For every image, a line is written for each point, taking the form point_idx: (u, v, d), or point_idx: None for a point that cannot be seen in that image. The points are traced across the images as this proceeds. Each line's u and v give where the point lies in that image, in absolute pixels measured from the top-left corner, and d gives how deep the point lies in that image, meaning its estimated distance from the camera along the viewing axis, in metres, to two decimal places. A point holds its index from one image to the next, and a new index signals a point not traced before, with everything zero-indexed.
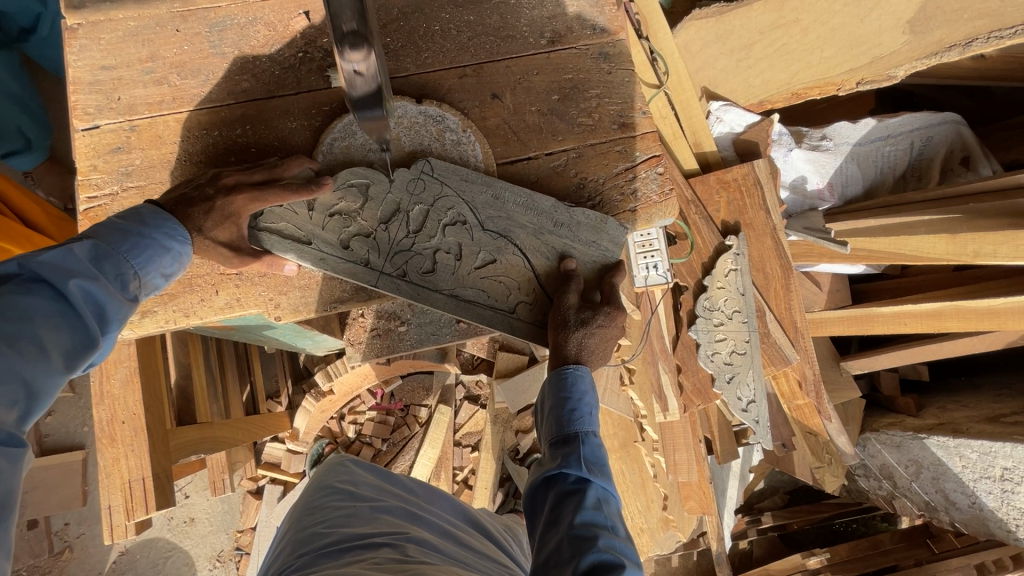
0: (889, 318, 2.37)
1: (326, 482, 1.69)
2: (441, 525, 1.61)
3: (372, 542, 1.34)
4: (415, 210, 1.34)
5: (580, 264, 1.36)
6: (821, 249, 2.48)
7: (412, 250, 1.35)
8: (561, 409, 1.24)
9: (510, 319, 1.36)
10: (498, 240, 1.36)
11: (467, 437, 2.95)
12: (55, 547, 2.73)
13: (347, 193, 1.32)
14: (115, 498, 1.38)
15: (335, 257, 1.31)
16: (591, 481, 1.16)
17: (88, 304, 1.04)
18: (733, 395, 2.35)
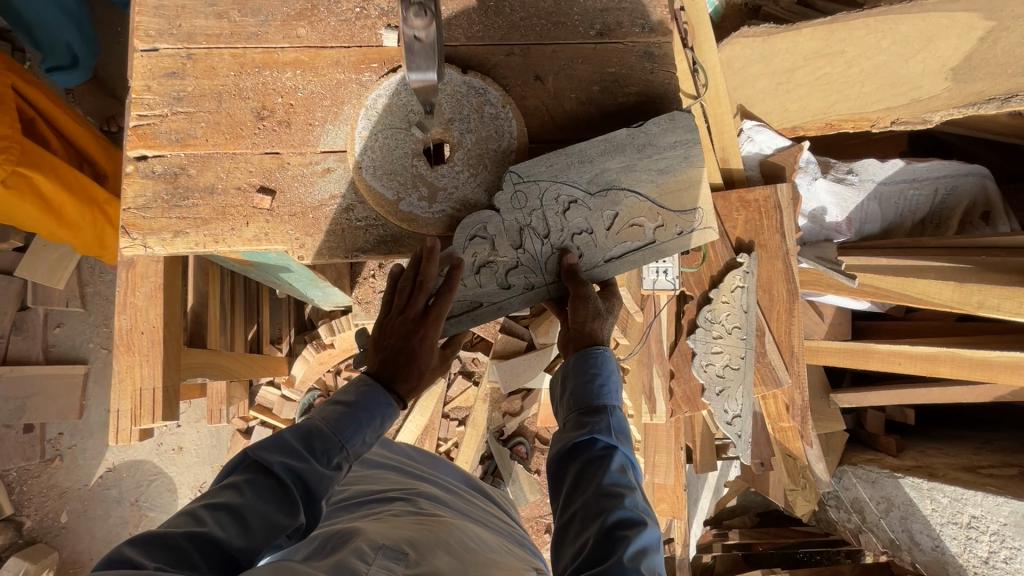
0: (885, 356, 2.41)
1: None
2: (449, 487, 1.71)
3: (385, 496, 1.43)
4: (535, 219, 1.36)
5: (675, 170, 1.36)
6: (829, 280, 2.53)
7: (556, 249, 1.37)
8: (588, 384, 1.27)
9: (658, 250, 1.39)
10: (608, 194, 1.36)
11: (455, 411, 3.04)
12: (47, 454, 2.81)
13: (476, 245, 1.33)
14: (123, 402, 1.35)
15: (502, 296, 1.37)
16: (618, 447, 1.22)
17: (298, 476, 1.08)
18: (720, 407, 2.38)
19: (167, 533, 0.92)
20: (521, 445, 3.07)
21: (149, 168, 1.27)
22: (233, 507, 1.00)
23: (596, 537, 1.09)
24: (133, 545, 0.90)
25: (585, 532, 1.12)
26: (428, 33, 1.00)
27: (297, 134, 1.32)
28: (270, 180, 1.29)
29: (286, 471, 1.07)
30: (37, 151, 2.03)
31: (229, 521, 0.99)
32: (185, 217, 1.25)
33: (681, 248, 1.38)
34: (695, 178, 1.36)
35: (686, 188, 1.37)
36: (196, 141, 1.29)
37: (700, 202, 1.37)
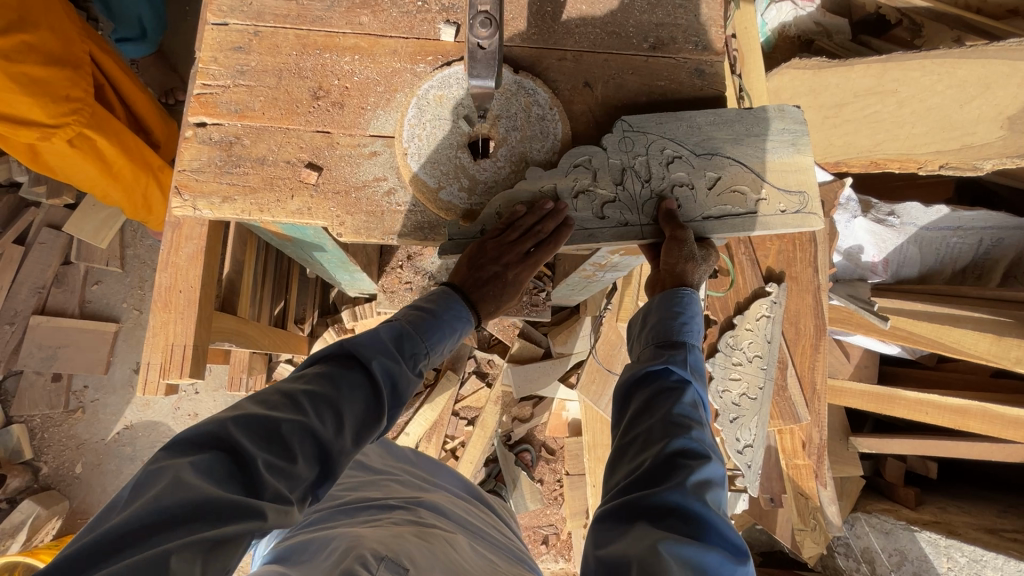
0: (912, 404, 2.31)
1: None
2: (449, 496, 1.77)
3: (384, 505, 1.49)
4: (638, 163, 1.40)
5: (783, 153, 1.41)
6: (860, 319, 2.47)
7: (654, 195, 1.41)
8: (669, 320, 1.32)
9: (758, 219, 1.40)
10: (713, 159, 1.41)
11: (466, 410, 3.03)
12: (70, 405, 2.90)
13: (576, 172, 1.37)
14: (155, 356, 1.38)
15: (597, 225, 1.39)
16: (691, 383, 1.23)
17: (386, 378, 1.20)
18: (732, 435, 2.32)
19: (272, 420, 1.02)
20: (526, 452, 3.05)
21: (207, 134, 1.31)
22: (328, 398, 1.10)
23: (659, 460, 1.10)
24: (241, 430, 0.99)
25: (648, 453, 1.13)
26: (492, 43, 1.08)
27: (349, 116, 1.37)
28: (318, 157, 1.33)
29: (374, 375, 1.18)
30: (107, 118, 2.11)
31: (325, 410, 1.09)
32: (234, 184, 1.30)
33: (782, 225, 1.40)
34: (803, 164, 1.40)
35: (793, 171, 1.41)
36: (253, 114, 1.34)
37: (806, 185, 1.39)
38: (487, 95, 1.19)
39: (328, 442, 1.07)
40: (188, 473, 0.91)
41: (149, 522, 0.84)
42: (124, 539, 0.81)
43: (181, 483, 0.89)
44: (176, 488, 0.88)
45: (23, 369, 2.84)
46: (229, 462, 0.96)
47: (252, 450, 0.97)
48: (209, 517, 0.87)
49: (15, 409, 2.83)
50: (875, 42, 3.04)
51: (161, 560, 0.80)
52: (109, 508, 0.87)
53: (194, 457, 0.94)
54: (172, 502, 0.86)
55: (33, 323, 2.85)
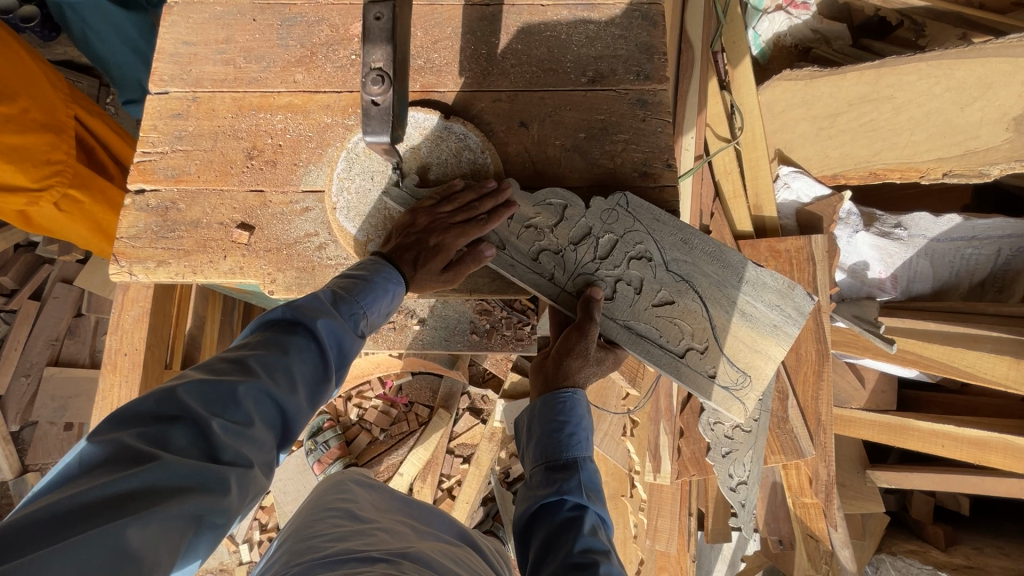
0: (925, 435, 2.16)
1: (323, 500, 1.65)
2: (442, 546, 1.54)
3: (368, 557, 1.28)
4: (604, 239, 1.39)
5: (758, 327, 1.37)
6: (866, 343, 2.31)
7: (595, 275, 1.40)
8: (557, 434, 1.24)
9: (678, 364, 1.37)
10: (679, 283, 1.39)
11: (461, 447, 2.97)
12: None
13: (546, 209, 1.38)
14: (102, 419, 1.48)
15: (524, 265, 1.40)
16: (588, 507, 1.15)
17: (333, 340, 1.15)
18: (725, 470, 2.15)
19: (217, 385, 0.95)
20: None
21: (145, 202, 1.36)
22: (276, 362, 1.05)
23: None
24: (187, 395, 0.92)
25: None
26: (386, 100, 1.04)
27: (281, 173, 1.38)
28: (251, 217, 1.35)
29: (316, 338, 1.13)
30: (88, 174, 2.21)
31: (276, 373, 1.03)
32: (169, 248, 1.33)
33: (708, 388, 1.35)
34: (763, 348, 1.36)
35: (751, 350, 1.36)
36: (189, 177, 1.37)
37: (753, 369, 1.36)
38: (388, 150, 1.13)
39: (280, 409, 1.03)
40: (139, 445, 0.84)
41: (108, 492, 0.78)
42: (86, 509, 0.76)
43: (131, 456, 0.83)
44: (132, 462, 0.82)
45: (37, 419, 2.97)
46: (183, 430, 0.90)
47: (200, 416, 0.91)
48: (173, 484, 0.83)
49: (29, 457, 2.94)
50: (877, 44, 2.74)
51: (131, 529, 0.76)
52: (55, 481, 0.80)
53: (143, 428, 0.88)
54: (129, 476, 0.80)
55: (47, 374, 3.00)
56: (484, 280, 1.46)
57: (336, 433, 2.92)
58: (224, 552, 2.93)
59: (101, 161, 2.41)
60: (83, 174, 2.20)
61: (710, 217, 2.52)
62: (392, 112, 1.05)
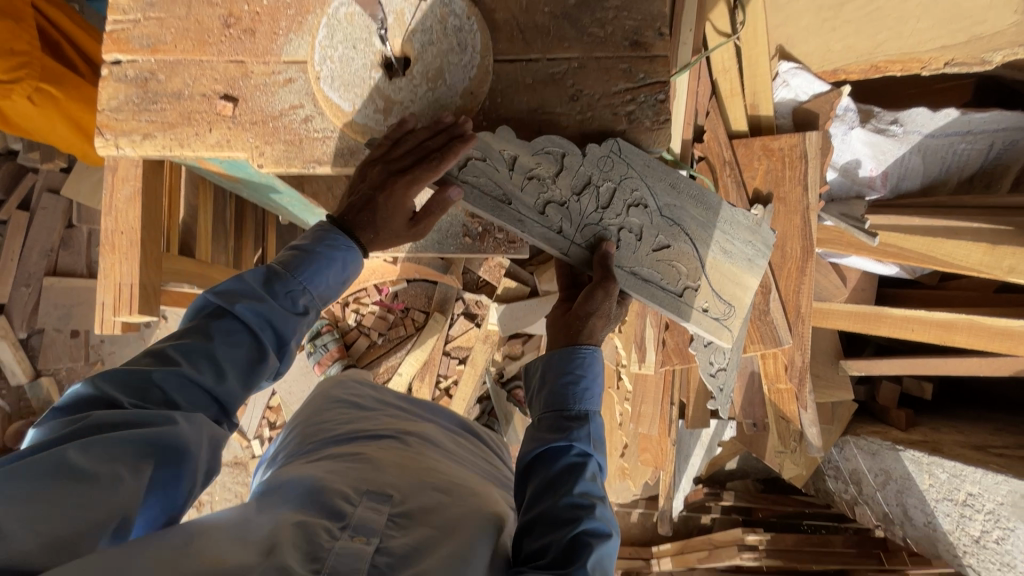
0: (897, 322, 2.27)
1: (329, 390, 1.73)
2: (445, 432, 1.66)
3: (376, 436, 1.42)
4: (604, 187, 1.37)
5: (737, 262, 1.50)
6: (850, 240, 2.36)
7: (600, 225, 1.40)
8: (571, 382, 1.24)
9: (678, 303, 1.46)
10: (672, 227, 1.44)
11: (457, 350, 3.08)
12: (91, 357, 3.12)
13: (545, 159, 1.33)
14: (108, 295, 1.52)
15: (532, 220, 1.37)
16: (592, 456, 1.18)
17: (267, 316, 1.17)
18: (706, 358, 2.25)
19: (132, 373, 1.02)
20: (518, 389, 3.12)
21: (123, 72, 1.33)
22: (205, 348, 1.10)
23: (561, 542, 1.05)
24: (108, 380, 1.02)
25: (554, 533, 1.07)
26: None
27: (261, 42, 1.33)
28: (233, 88, 1.33)
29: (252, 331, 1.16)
30: (55, 66, 2.12)
31: (205, 359, 1.10)
32: (154, 121, 1.32)
33: (701, 322, 1.47)
34: (740, 281, 1.51)
35: (732, 283, 1.50)
36: (166, 47, 1.33)
37: (736, 300, 1.50)
38: None
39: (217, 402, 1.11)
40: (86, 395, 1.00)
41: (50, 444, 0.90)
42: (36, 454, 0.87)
43: (63, 418, 0.96)
44: (65, 424, 0.94)
45: (44, 327, 3.06)
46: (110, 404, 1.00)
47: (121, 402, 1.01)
48: (106, 423, 0.95)
49: (41, 362, 3.05)
50: None
51: (71, 449, 0.87)
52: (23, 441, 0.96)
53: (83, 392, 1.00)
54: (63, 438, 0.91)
55: (47, 284, 3.04)
56: None
57: (335, 337, 3.00)
58: (237, 447, 3.15)
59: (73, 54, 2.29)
60: (50, 66, 2.12)
61: (706, 116, 2.45)
62: None
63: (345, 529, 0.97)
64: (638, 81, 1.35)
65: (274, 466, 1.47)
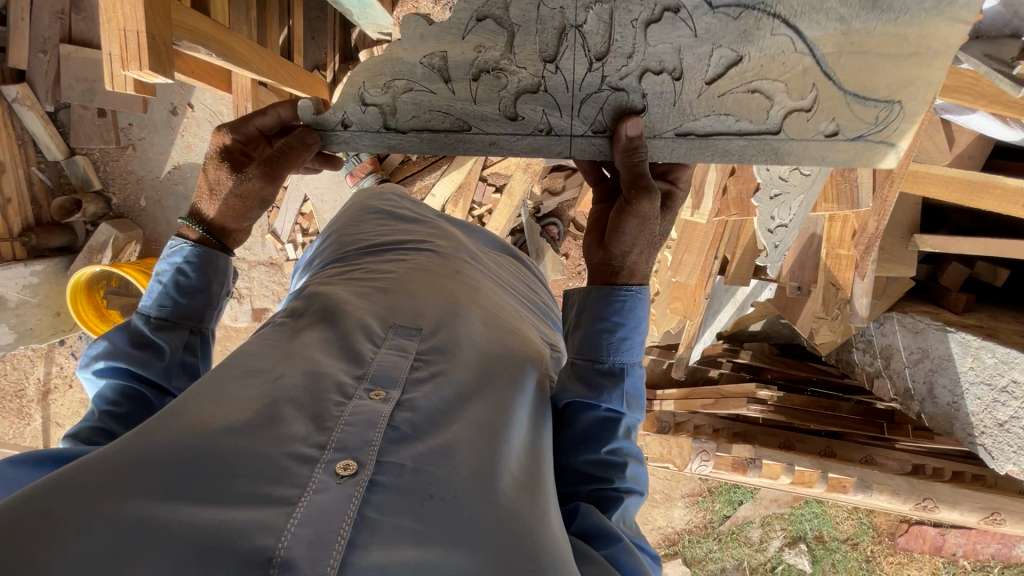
0: (1005, 194, 2.00)
1: (365, 199, 1.61)
2: (486, 252, 1.56)
3: (412, 250, 1.33)
4: (587, 21, 1.10)
5: (896, 22, 1.03)
6: (985, 89, 1.93)
7: (602, 87, 1.15)
8: (605, 334, 1.08)
9: (775, 141, 1.17)
10: (738, 21, 1.07)
11: (495, 177, 2.94)
12: (121, 141, 3.04)
13: (485, 31, 1.11)
14: (113, 45, 1.31)
15: (513, 133, 1.21)
16: (627, 411, 1.07)
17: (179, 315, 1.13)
18: (768, 213, 2.03)
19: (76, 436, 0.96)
20: (552, 226, 3.01)
21: None
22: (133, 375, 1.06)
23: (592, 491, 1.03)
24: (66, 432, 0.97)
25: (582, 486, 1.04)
26: None
27: None
28: None
29: (131, 387, 1.07)
30: None
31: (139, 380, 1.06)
32: None
33: (836, 151, 1.16)
34: (908, 52, 1.05)
35: (882, 70, 1.07)
36: None
37: (896, 94, 1.09)
38: None
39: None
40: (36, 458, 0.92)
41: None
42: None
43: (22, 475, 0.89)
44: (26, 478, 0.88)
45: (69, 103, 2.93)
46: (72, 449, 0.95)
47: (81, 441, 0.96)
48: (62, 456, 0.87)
49: (74, 141, 3.01)
50: None
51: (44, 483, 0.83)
52: None
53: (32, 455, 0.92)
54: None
55: (64, 54, 2.79)
56: None
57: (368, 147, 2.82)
58: (272, 249, 3.22)
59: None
60: None
61: None
62: None
63: (361, 380, 0.86)
64: None
65: (312, 272, 1.42)
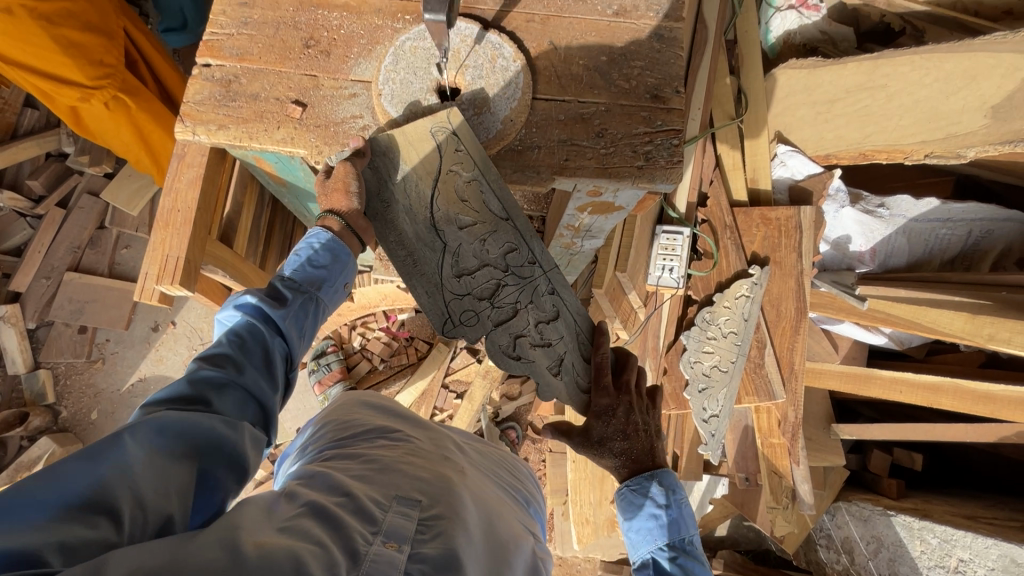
0: (886, 382, 2.38)
1: (356, 397, 1.74)
2: (468, 445, 1.72)
3: (398, 437, 1.44)
4: (457, 263, 1.58)
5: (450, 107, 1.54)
6: (842, 304, 2.51)
7: (500, 256, 1.61)
8: (635, 499, 1.56)
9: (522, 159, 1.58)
10: (455, 181, 1.53)
11: (455, 383, 3.13)
12: (92, 355, 3.14)
13: (464, 311, 1.59)
14: (152, 266, 1.63)
15: (553, 320, 1.65)
16: (677, 556, 1.49)
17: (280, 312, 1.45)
18: (699, 404, 2.44)
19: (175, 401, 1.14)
20: (512, 429, 3.16)
21: (211, 74, 1.52)
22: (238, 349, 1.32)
23: None
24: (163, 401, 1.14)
25: None
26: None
27: (334, 63, 1.54)
28: (304, 96, 1.52)
29: (246, 340, 1.35)
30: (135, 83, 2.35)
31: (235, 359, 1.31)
32: (230, 115, 1.49)
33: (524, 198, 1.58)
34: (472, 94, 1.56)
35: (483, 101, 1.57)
36: (251, 58, 1.53)
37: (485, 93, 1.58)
38: (443, 30, 1.30)
39: (245, 390, 1.29)
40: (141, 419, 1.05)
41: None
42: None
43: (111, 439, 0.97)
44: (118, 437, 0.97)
45: (53, 319, 3.11)
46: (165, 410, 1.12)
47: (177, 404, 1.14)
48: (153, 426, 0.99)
49: (43, 355, 3.09)
50: (878, 46, 2.93)
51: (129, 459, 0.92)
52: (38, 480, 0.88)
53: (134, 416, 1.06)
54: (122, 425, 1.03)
55: (66, 278, 3.12)
56: (506, 170, 1.55)
57: (338, 358, 3.04)
58: None
59: (164, 84, 2.63)
60: (130, 83, 2.34)
61: (709, 184, 2.69)
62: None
63: (376, 535, 0.95)
64: (656, 127, 1.56)
65: (303, 460, 1.49)
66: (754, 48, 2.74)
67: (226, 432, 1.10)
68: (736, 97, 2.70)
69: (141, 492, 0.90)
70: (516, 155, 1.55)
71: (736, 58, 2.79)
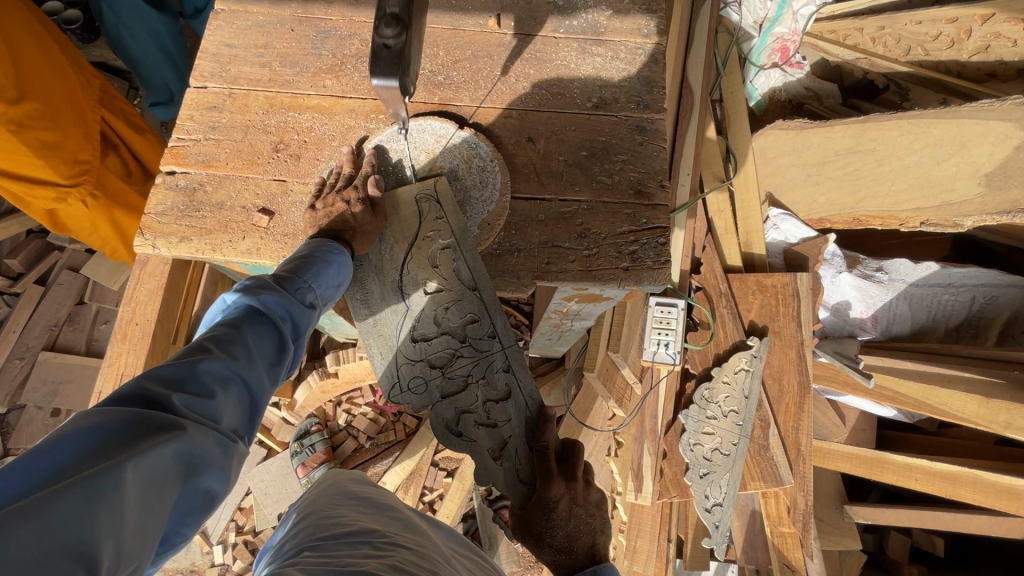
0: (900, 469, 2.26)
1: (336, 484, 1.55)
2: (453, 554, 1.53)
3: (385, 543, 1.27)
4: (412, 328, 1.49)
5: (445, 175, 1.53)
6: (845, 377, 2.41)
7: (462, 325, 1.49)
8: None
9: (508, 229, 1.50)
10: (426, 247, 1.48)
11: (446, 461, 2.95)
12: None
13: (413, 378, 1.49)
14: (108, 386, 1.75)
15: (506, 400, 1.50)
16: None
17: (281, 313, 1.26)
18: (702, 492, 2.33)
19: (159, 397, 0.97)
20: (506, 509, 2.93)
21: (175, 182, 1.47)
22: (234, 343, 1.15)
23: None
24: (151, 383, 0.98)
25: None
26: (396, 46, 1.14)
27: (304, 166, 1.49)
28: (272, 203, 1.46)
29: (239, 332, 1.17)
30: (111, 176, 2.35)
31: (232, 350, 1.14)
32: (192, 226, 1.43)
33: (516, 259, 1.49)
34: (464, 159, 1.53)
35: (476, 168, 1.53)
36: (218, 164, 1.48)
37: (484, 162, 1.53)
38: (396, 96, 1.19)
39: (245, 387, 1.13)
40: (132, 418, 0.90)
41: (81, 450, 0.83)
42: (66, 479, 0.80)
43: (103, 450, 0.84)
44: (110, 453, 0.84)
45: (26, 403, 2.99)
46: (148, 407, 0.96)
47: (160, 395, 0.98)
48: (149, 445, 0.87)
49: (13, 441, 2.94)
50: (865, 105, 2.91)
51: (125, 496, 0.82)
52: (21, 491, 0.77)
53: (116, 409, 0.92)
54: (121, 420, 0.89)
55: (42, 358, 3.02)
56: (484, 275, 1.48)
57: (323, 437, 2.90)
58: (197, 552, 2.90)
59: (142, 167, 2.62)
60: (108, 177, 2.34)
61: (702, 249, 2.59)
62: (399, 52, 1.14)
63: None
64: (640, 225, 1.48)
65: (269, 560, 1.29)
66: (738, 107, 2.72)
67: (218, 457, 0.99)
68: (724, 156, 2.66)
69: (124, 539, 0.80)
70: (495, 258, 1.49)
71: (722, 117, 2.73)
